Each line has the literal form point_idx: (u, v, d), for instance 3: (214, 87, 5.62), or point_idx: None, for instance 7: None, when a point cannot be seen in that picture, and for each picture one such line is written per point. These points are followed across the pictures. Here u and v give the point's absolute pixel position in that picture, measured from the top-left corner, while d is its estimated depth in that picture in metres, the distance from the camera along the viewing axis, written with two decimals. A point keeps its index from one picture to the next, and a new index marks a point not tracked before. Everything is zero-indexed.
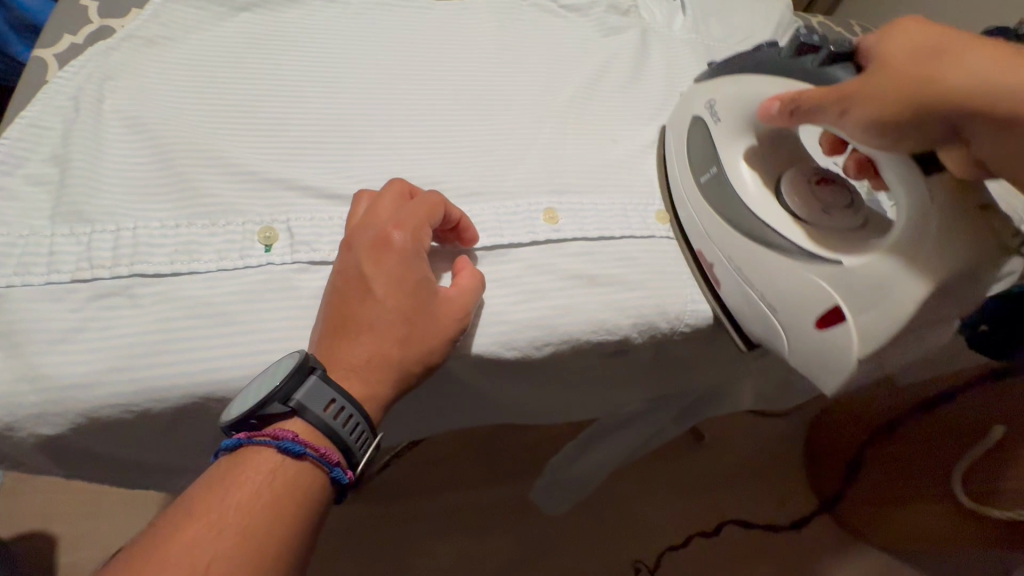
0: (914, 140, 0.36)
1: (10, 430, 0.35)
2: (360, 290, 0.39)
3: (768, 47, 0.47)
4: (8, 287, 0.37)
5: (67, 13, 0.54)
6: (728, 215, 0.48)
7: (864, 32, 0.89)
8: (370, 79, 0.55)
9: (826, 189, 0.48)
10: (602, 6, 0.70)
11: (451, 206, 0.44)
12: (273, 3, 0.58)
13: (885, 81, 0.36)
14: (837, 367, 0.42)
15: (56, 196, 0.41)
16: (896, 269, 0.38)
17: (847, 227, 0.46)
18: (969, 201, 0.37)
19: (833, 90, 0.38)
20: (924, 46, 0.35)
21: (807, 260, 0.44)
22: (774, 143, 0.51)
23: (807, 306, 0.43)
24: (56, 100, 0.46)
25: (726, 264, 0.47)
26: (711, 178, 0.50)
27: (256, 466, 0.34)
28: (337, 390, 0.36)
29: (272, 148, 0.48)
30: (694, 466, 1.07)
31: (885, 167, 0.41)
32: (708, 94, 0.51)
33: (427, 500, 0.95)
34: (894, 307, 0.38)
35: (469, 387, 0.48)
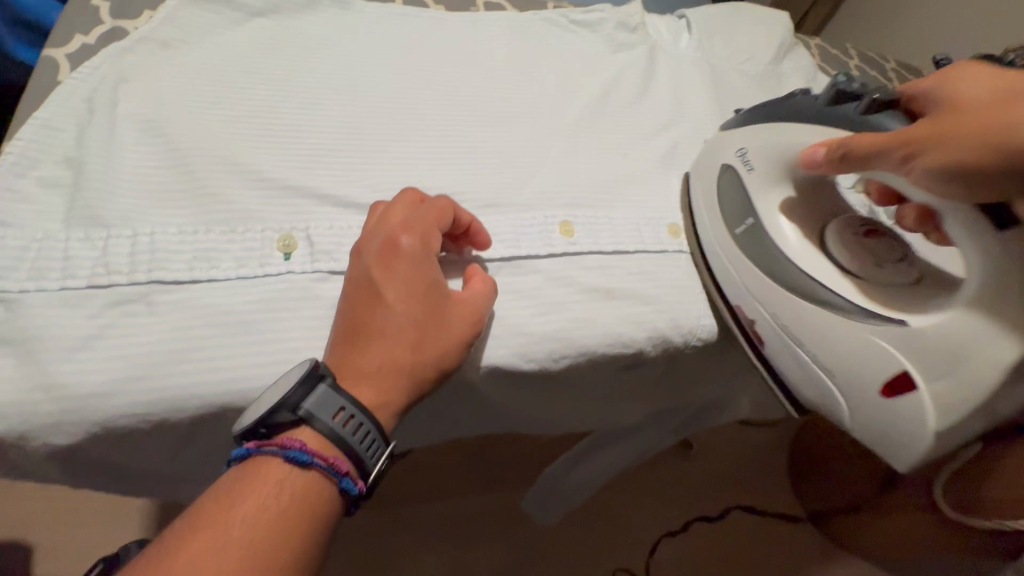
0: (987, 190, 0.36)
1: (23, 440, 0.34)
2: (372, 297, 0.38)
3: (800, 94, 0.49)
4: (22, 293, 0.36)
5: (78, 11, 0.53)
6: (773, 273, 0.49)
7: (860, 55, 0.92)
8: (386, 87, 0.56)
9: (874, 241, 0.50)
10: (612, 22, 0.71)
11: (461, 210, 0.44)
12: (290, 8, 0.58)
13: (961, 126, 0.37)
14: (908, 434, 0.43)
15: (70, 199, 0.41)
16: (966, 335, 0.39)
17: (900, 281, 0.48)
18: None
19: (896, 136, 0.39)
20: (995, 101, 0.37)
21: (865, 322, 0.44)
22: (812, 191, 0.52)
23: (872, 373, 0.44)
24: (70, 101, 0.45)
25: (772, 323, 0.48)
26: (748, 229, 0.50)
27: (269, 471, 0.34)
28: (346, 397, 0.36)
29: (289, 155, 0.48)
30: (686, 477, 1.08)
31: (950, 224, 0.40)
32: (737, 142, 0.52)
33: (418, 508, 0.94)
34: (969, 377, 0.39)
35: (484, 399, 0.48)
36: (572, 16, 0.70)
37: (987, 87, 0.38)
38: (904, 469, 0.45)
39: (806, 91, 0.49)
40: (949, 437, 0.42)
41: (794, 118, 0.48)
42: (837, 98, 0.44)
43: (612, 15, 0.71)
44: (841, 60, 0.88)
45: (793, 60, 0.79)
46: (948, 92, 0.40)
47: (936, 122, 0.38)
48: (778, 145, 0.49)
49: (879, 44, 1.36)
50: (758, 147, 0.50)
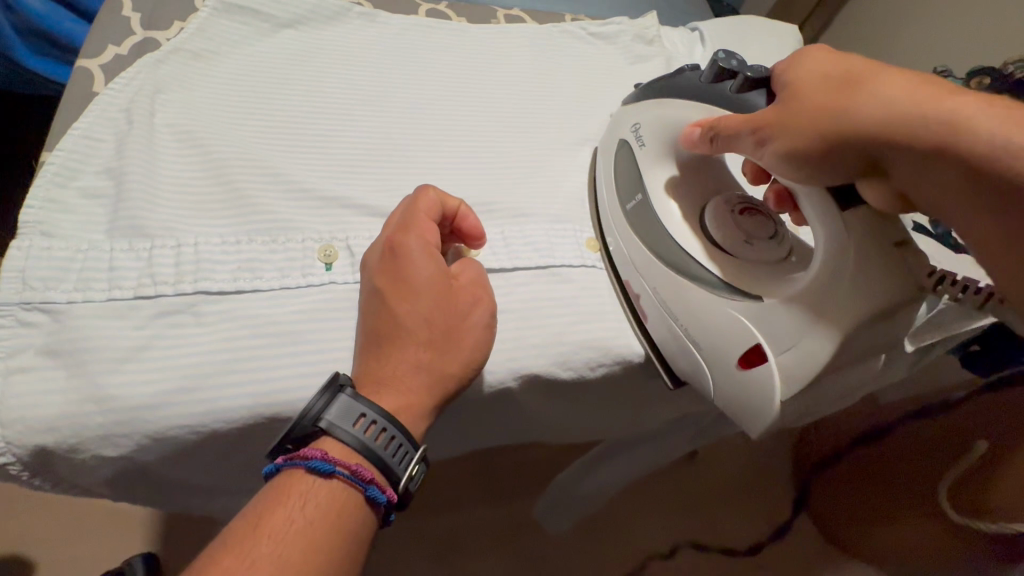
0: (834, 174, 0.35)
1: (73, 451, 0.34)
2: (384, 302, 0.38)
3: (690, 69, 0.46)
4: (69, 303, 0.36)
5: (107, 22, 0.53)
6: (651, 244, 0.47)
7: None
8: (413, 99, 0.56)
9: (749, 219, 0.48)
10: (629, 35, 0.72)
11: (449, 198, 0.43)
12: (316, 20, 0.59)
13: (808, 108, 0.35)
14: (757, 409, 0.42)
15: (113, 209, 0.41)
16: (804, 319, 0.38)
17: (770, 259, 0.46)
18: (884, 236, 0.36)
19: (751, 122, 0.38)
20: (832, 81, 0.35)
21: (727, 296, 0.43)
22: (695, 170, 0.51)
23: (730, 348, 0.42)
24: (107, 111, 0.45)
25: (652, 297, 0.46)
26: (638, 205, 0.49)
27: (292, 487, 0.32)
28: (367, 404, 0.35)
29: (324, 166, 0.48)
30: (696, 486, 1.08)
31: (803, 201, 0.39)
32: (634, 117, 0.50)
33: (430, 519, 0.94)
34: (813, 350, 0.37)
35: (519, 408, 0.48)
36: (589, 28, 0.71)
37: (830, 62, 0.36)
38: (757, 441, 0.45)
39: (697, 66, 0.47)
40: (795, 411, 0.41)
41: (680, 96, 0.45)
42: (718, 74, 0.42)
43: (629, 27, 0.72)
44: None
45: None
46: (793, 70, 0.37)
47: (785, 105, 0.36)
48: (663, 119, 0.47)
49: (878, 56, 1.39)
50: (648, 123, 0.48)
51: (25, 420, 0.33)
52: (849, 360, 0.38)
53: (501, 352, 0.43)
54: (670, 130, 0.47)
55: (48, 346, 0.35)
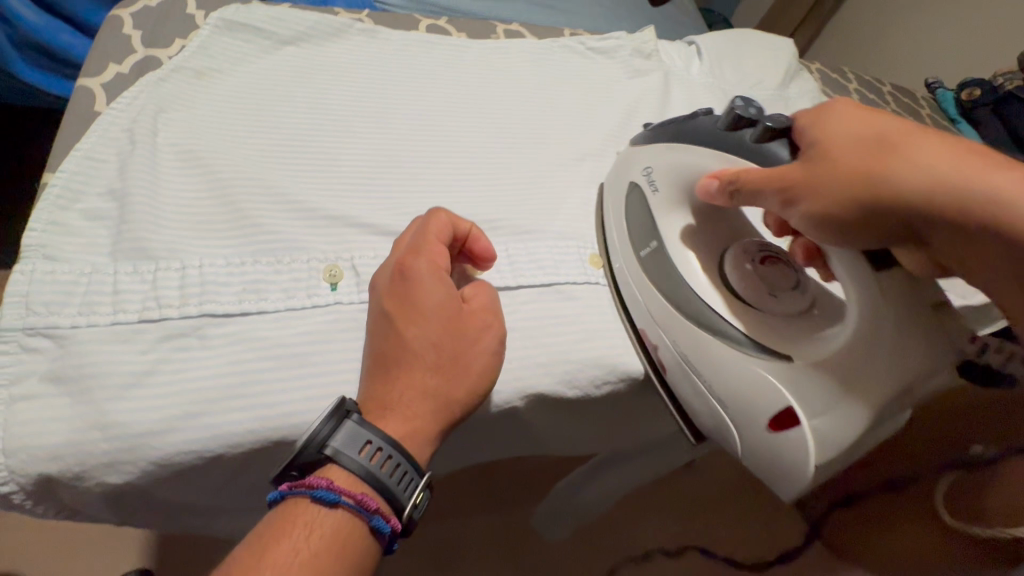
0: (869, 240, 0.35)
1: (78, 480, 0.34)
2: (394, 326, 0.38)
3: (705, 112, 0.46)
4: (74, 328, 0.36)
5: (109, 40, 0.53)
6: (672, 297, 0.47)
7: (858, 79, 0.95)
8: (415, 115, 0.56)
9: (770, 269, 0.48)
10: (627, 49, 0.73)
11: (459, 220, 0.43)
12: (318, 37, 0.59)
13: (843, 169, 0.35)
14: (792, 471, 0.41)
15: (116, 232, 0.40)
16: (838, 385, 0.38)
17: (791, 311, 0.46)
18: (921, 300, 0.36)
19: (778, 179, 0.37)
20: (866, 142, 0.35)
21: (754, 354, 0.43)
22: (708, 219, 0.51)
23: (760, 409, 0.42)
24: (110, 132, 0.45)
25: (672, 350, 0.45)
26: (652, 252, 0.49)
27: (297, 517, 0.32)
28: (373, 431, 0.34)
29: (328, 184, 0.48)
30: (696, 494, 1.08)
31: (833, 262, 0.39)
32: (644, 161, 0.50)
33: (430, 530, 0.93)
34: (848, 421, 0.38)
35: (525, 426, 0.48)
36: (588, 43, 0.72)
37: (860, 122, 0.36)
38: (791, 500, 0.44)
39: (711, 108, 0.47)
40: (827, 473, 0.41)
41: (697, 142, 0.45)
42: (736, 122, 0.42)
43: (627, 42, 0.73)
44: (841, 83, 0.91)
45: (799, 85, 0.81)
46: (822, 127, 0.37)
47: (817, 163, 0.36)
48: (681, 167, 0.47)
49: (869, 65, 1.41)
50: (664, 169, 0.48)
51: (30, 449, 0.33)
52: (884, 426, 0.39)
53: (508, 371, 0.43)
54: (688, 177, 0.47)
55: (53, 372, 0.34)
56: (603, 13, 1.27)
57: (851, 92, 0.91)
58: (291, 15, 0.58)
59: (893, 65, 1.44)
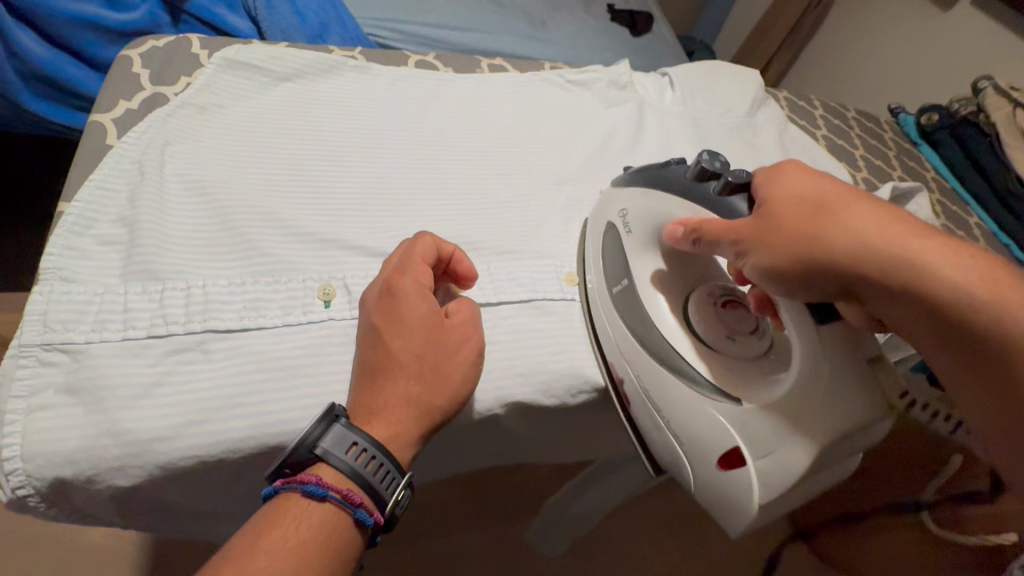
0: (811, 293, 0.39)
1: (90, 483, 0.36)
2: (378, 338, 0.42)
3: (677, 162, 0.49)
4: (87, 343, 0.39)
5: (119, 78, 0.57)
6: (639, 335, 0.50)
7: (823, 105, 1.01)
8: (404, 144, 0.61)
9: (730, 313, 0.52)
10: (604, 81, 0.78)
11: (443, 242, 0.47)
12: (313, 74, 0.63)
13: (787, 229, 0.39)
14: (736, 506, 0.45)
15: (126, 255, 0.44)
16: (781, 428, 0.42)
17: (748, 355, 0.50)
18: (858, 353, 0.41)
19: (732, 233, 0.42)
20: (806, 205, 0.39)
21: (710, 394, 0.46)
22: (679, 262, 0.55)
23: (712, 447, 0.46)
24: (121, 163, 0.49)
25: (637, 385, 0.49)
26: (623, 290, 0.52)
27: (286, 510, 0.35)
28: (359, 434, 0.38)
29: (323, 210, 0.52)
30: (682, 506, 1.10)
31: (784, 311, 0.44)
32: (620, 203, 0.54)
33: (422, 545, 0.94)
34: (787, 462, 0.42)
35: (506, 433, 0.51)
36: (567, 76, 0.77)
37: (806, 184, 0.40)
38: (736, 535, 0.48)
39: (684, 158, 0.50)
40: (770, 511, 0.45)
41: (668, 189, 0.49)
42: (702, 174, 0.45)
43: (603, 75, 0.78)
44: (807, 110, 0.97)
45: (766, 111, 0.87)
46: (773, 187, 0.41)
47: (764, 219, 0.40)
48: (651, 212, 0.51)
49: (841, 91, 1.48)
50: (636, 213, 0.52)
51: (46, 454, 0.35)
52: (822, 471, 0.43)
53: (488, 380, 0.47)
54: (657, 223, 0.51)
55: (68, 384, 0.38)
56: (585, 43, 1.34)
57: (817, 118, 0.96)
58: (288, 54, 0.63)
59: (863, 91, 1.52)
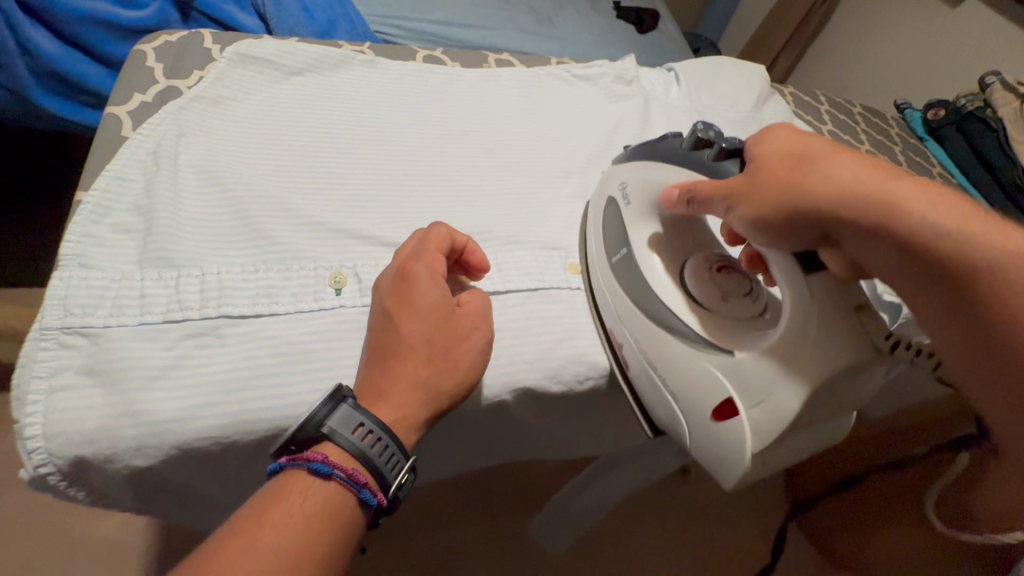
0: (796, 241, 0.41)
1: (109, 462, 0.37)
2: (389, 321, 0.42)
3: (673, 136, 0.52)
4: (105, 327, 0.40)
5: (134, 72, 0.58)
6: (636, 297, 0.50)
7: (829, 101, 1.01)
8: (413, 137, 0.62)
9: (726, 277, 0.52)
10: (610, 76, 0.79)
11: (457, 232, 0.48)
12: (323, 68, 0.64)
13: (771, 182, 0.40)
14: (729, 458, 0.45)
15: (142, 243, 0.45)
16: (774, 372, 0.42)
17: (743, 317, 0.50)
18: (844, 299, 0.41)
19: (722, 189, 0.44)
20: (791, 157, 0.40)
21: (705, 349, 0.47)
22: (677, 231, 0.55)
23: (706, 400, 0.46)
24: (137, 154, 0.50)
25: (634, 346, 0.49)
26: (622, 259, 0.53)
27: (292, 486, 0.36)
28: (366, 415, 0.38)
29: (334, 200, 0.53)
30: (686, 504, 1.10)
31: (775, 266, 0.44)
32: (620, 177, 0.55)
33: (427, 540, 0.95)
34: (779, 406, 0.41)
35: (513, 420, 0.52)
36: (574, 71, 0.78)
37: (791, 140, 0.41)
38: (729, 491, 0.47)
39: (679, 134, 0.53)
40: (765, 465, 0.45)
41: (663, 159, 0.51)
42: (697, 142, 0.47)
43: (609, 69, 0.79)
44: (813, 106, 0.97)
45: (772, 106, 0.87)
46: (761, 144, 0.43)
47: (752, 173, 0.42)
48: (649, 181, 0.52)
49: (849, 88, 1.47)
50: (635, 183, 0.53)
51: (67, 433, 0.36)
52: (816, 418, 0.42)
53: (496, 366, 0.47)
54: (655, 193, 0.52)
55: (88, 366, 0.39)
56: (590, 41, 1.35)
57: (822, 113, 0.97)
58: (299, 49, 0.64)
59: (869, 87, 1.51)
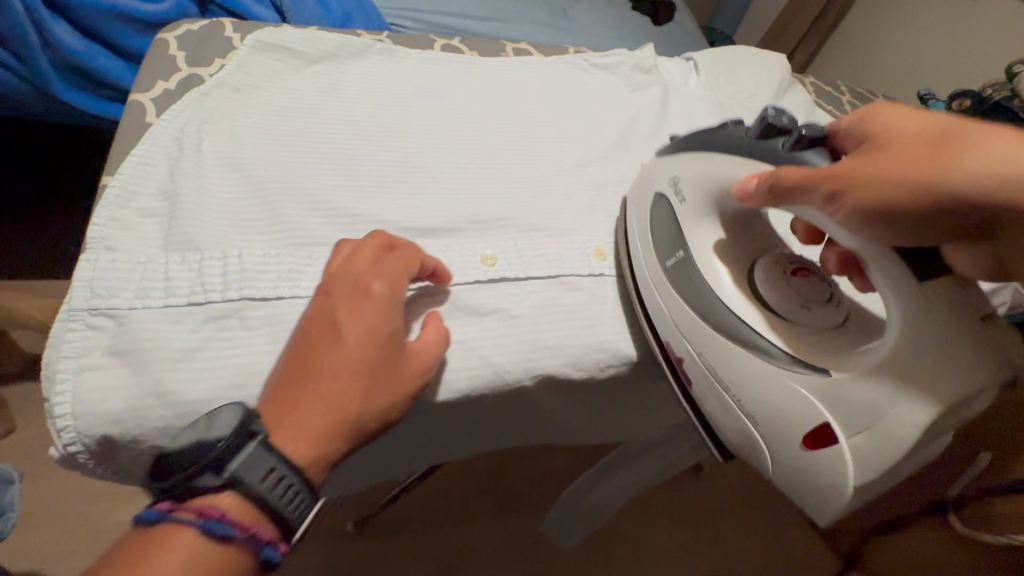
0: (924, 232, 0.38)
1: (136, 442, 0.38)
2: (331, 336, 0.39)
3: (733, 123, 0.50)
4: (130, 309, 0.40)
5: (157, 61, 0.59)
6: (699, 309, 0.49)
7: (850, 91, 0.99)
8: (431, 124, 0.61)
9: (802, 280, 0.51)
10: (628, 65, 0.78)
11: (427, 256, 0.46)
12: (342, 56, 0.65)
13: (896, 165, 0.38)
14: (828, 490, 0.43)
15: (166, 226, 0.45)
16: (887, 395, 0.39)
17: (826, 325, 0.48)
18: (973, 303, 0.38)
19: (829, 173, 0.40)
20: (921, 139, 0.39)
21: (789, 367, 0.45)
22: (736, 231, 0.54)
23: (794, 426, 0.44)
24: (161, 140, 0.50)
25: (699, 361, 0.48)
26: (678, 262, 0.51)
27: (176, 547, 0.33)
28: (278, 457, 0.35)
29: (354, 186, 0.53)
30: (698, 500, 1.10)
31: (875, 270, 0.41)
32: (671, 171, 0.53)
33: (439, 532, 0.96)
34: (889, 436, 0.39)
35: (532, 407, 0.51)
36: (592, 60, 0.77)
37: (913, 126, 0.41)
38: (824, 524, 0.45)
39: (738, 121, 0.51)
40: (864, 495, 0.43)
41: (728, 151, 0.49)
42: (768, 129, 0.46)
43: (628, 58, 0.78)
44: (834, 96, 0.95)
45: (793, 95, 0.86)
46: (882, 127, 0.42)
47: (871, 157, 0.40)
48: (708, 177, 0.50)
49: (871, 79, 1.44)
50: (690, 180, 0.51)
51: (95, 412, 0.37)
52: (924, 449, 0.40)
53: (515, 352, 0.47)
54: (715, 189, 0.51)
55: (114, 346, 0.39)
56: (606, 33, 1.34)
57: (844, 103, 0.95)
58: (318, 37, 0.64)
59: (891, 79, 1.48)
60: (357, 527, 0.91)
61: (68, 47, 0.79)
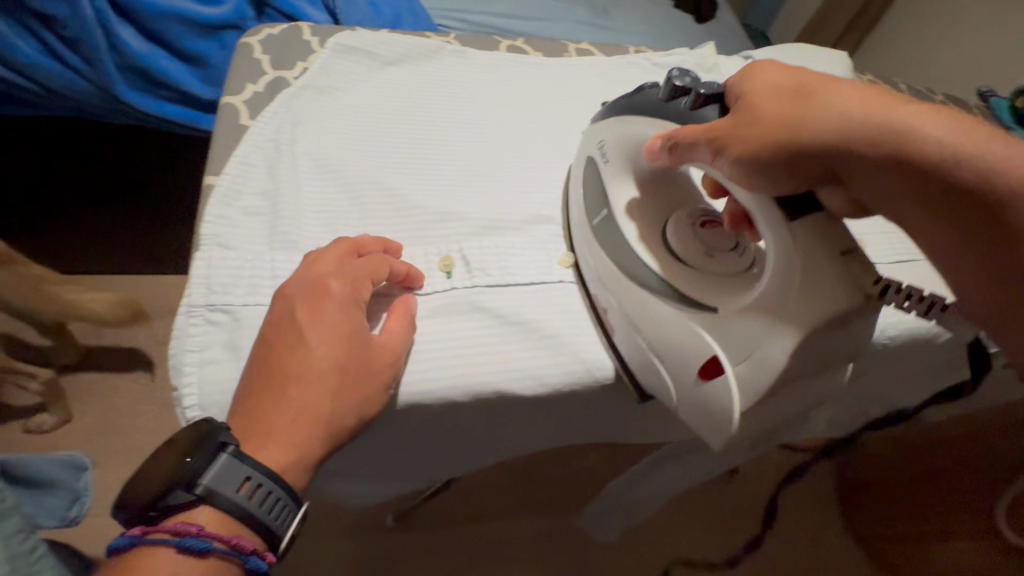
0: (787, 176, 0.37)
1: None
2: (293, 340, 0.38)
3: (650, 86, 0.47)
4: (243, 305, 0.42)
5: (244, 64, 0.61)
6: (616, 258, 0.47)
7: (910, 89, 0.97)
8: (501, 125, 0.62)
9: (711, 232, 0.48)
10: (690, 64, 0.78)
11: (397, 262, 0.45)
12: (414, 58, 0.66)
13: (759, 119, 0.37)
14: (720, 420, 0.42)
15: (270, 226, 0.47)
16: (767, 325, 0.38)
17: (729, 271, 0.46)
18: (837, 241, 0.37)
19: (706, 133, 0.40)
20: (787, 92, 0.38)
21: (688, 310, 0.44)
22: (659, 186, 0.52)
23: (690, 360, 0.43)
24: (260, 141, 0.53)
25: (620, 312, 0.46)
26: (604, 219, 0.49)
27: (157, 565, 0.33)
28: (251, 466, 0.35)
29: (438, 186, 0.55)
30: (738, 503, 1.08)
31: (758, 220, 0.40)
32: (597, 135, 0.51)
33: (479, 526, 0.97)
34: (766, 360, 0.38)
35: (612, 404, 0.52)
36: (653, 59, 0.77)
37: (780, 77, 0.39)
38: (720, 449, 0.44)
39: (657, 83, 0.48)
40: (756, 424, 0.42)
41: (641, 112, 0.46)
42: (673, 92, 0.43)
43: (690, 58, 0.78)
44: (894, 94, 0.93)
45: None
46: (750, 80, 0.40)
47: (740, 114, 0.38)
48: (624, 136, 0.48)
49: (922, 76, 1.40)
50: (613, 140, 0.49)
51: (219, 401, 0.39)
52: (805, 381, 0.39)
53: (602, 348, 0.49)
54: (633, 145, 0.48)
55: (231, 342, 0.41)
56: (648, 31, 1.33)
57: None
58: (394, 40, 0.66)
59: (943, 76, 1.44)
60: (397, 520, 0.93)
61: (135, 53, 0.83)
